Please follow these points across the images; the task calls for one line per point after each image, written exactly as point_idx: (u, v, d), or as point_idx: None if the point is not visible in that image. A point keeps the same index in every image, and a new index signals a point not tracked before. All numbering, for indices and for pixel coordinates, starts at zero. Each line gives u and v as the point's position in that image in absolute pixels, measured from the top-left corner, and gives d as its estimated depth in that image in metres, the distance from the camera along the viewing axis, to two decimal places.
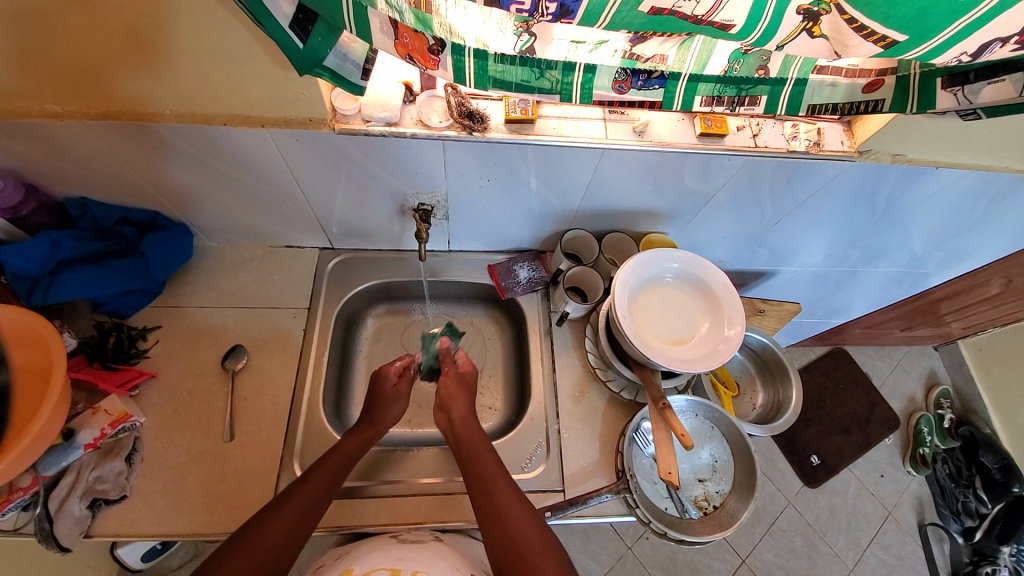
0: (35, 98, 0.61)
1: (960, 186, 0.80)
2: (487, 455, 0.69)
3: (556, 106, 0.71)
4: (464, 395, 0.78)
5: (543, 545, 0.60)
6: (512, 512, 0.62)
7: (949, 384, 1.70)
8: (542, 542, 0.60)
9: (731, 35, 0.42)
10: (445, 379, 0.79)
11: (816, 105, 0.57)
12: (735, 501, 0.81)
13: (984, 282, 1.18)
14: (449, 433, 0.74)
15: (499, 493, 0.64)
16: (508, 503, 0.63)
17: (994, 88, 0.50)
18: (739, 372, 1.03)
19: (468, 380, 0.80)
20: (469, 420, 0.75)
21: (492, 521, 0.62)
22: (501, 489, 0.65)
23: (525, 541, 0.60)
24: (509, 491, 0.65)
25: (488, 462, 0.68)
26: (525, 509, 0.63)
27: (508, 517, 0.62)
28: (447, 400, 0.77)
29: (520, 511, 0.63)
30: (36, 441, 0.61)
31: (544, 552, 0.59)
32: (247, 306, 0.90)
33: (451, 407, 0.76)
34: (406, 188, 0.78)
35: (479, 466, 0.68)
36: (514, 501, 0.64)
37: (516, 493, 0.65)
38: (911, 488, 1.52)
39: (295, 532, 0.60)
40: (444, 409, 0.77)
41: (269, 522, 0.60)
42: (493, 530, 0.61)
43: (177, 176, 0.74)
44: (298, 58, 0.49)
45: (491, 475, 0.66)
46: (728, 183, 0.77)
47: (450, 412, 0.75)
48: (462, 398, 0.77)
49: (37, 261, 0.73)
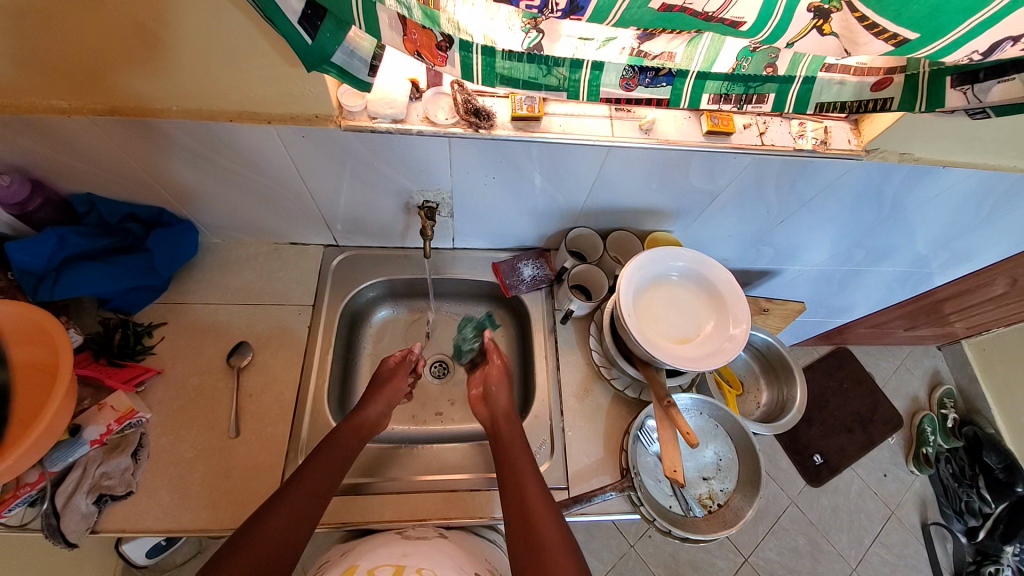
0: (42, 94, 0.61)
1: (967, 186, 0.79)
2: (520, 453, 0.70)
3: (563, 103, 0.71)
4: (504, 383, 0.81)
5: (565, 547, 0.59)
6: (537, 511, 0.63)
7: (953, 383, 1.70)
8: (563, 544, 0.60)
9: (741, 32, 0.42)
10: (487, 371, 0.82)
11: (825, 102, 0.57)
12: (739, 499, 0.81)
13: (989, 282, 1.18)
14: (489, 424, 0.77)
15: (530, 493, 0.64)
16: (536, 502, 0.64)
17: (1005, 87, 0.49)
18: (743, 371, 1.03)
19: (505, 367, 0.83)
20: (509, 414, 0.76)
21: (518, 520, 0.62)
22: (528, 486, 0.66)
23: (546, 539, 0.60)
24: (539, 491, 0.65)
25: (520, 457, 0.69)
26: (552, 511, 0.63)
27: (534, 515, 0.62)
28: (491, 393, 0.80)
29: (547, 510, 0.63)
30: (43, 436, 0.62)
31: (563, 555, 0.58)
32: (252, 302, 0.90)
33: (493, 400, 0.78)
34: (411, 185, 0.78)
35: (512, 461, 0.69)
36: (539, 498, 0.64)
37: (542, 490, 0.66)
38: (914, 488, 1.52)
39: (295, 529, 0.60)
40: (486, 402, 0.79)
41: (270, 515, 0.60)
42: (517, 527, 0.62)
43: (182, 172, 0.74)
44: (305, 55, 0.50)
45: (522, 474, 0.67)
46: (734, 181, 0.77)
47: (492, 406, 0.78)
48: (506, 391, 0.80)
49: (43, 256, 0.73)
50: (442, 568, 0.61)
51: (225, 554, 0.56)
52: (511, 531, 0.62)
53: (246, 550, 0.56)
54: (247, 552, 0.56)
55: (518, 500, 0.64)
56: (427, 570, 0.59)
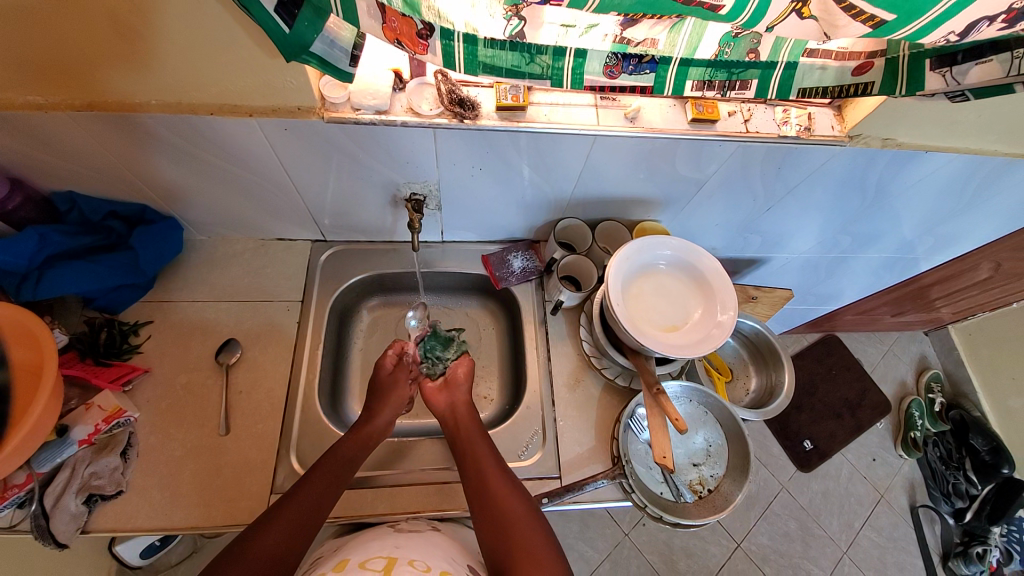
0: (16, 89, 0.60)
1: (950, 170, 0.80)
2: (479, 442, 0.70)
3: (548, 92, 0.70)
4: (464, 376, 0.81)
5: (530, 527, 0.60)
6: (502, 495, 0.63)
7: (940, 368, 1.72)
8: (528, 524, 0.60)
9: (720, 17, 0.41)
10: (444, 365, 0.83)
11: (807, 88, 0.57)
12: (729, 484, 0.82)
13: (973, 267, 1.19)
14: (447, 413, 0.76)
15: (490, 479, 0.64)
16: (498, 487, 0.64)
17: (983, 68, 0.50)
18: (732, 358, 1.04)
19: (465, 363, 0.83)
20: (463, 406, 0.76)
21: (484, 505, 0.62)
22: (491, 470, 0.66)
23: (512, 521, 0.60)
24: (501, 476, 0.65)
25: (480, 444, 0.70)
26: (516, 494, 0.63)
27: (498, 500, 0.62)
28: (452, 381, 0.80)
29: (510, 494, 0.63)
30: (29, 437, 0.61)
31: (528, 527, 0.59)
32: (239, 299, 0.90)
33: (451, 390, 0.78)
34: (397, 178, 0.78)
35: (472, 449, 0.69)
36: (502, 481, 0.64)
37: (505, 474, 0.66)
38: (902, 471, 1.55)
39: (294, 536, 0.59)
40: (444, 392, 0.78)
41: (268, 526, 0.58)
42: (482, 512, 0.62)
43: (165, 168, 0.73)
44: (284, 44, 0.49)
45: (482, 461, 0.67)
46: (721, 169, 0.77)
47: (450, 395, 0.78)
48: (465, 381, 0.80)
49: (26, 256, 0.71)
50: (435, 559, 0.61)
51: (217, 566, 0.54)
52: (478, 517, 0.62)
53: (245, 559, 0.55)
54: (246, 560, 0.55)
55: (481, 486, 0.64)
56: (419, 562, 0.59)
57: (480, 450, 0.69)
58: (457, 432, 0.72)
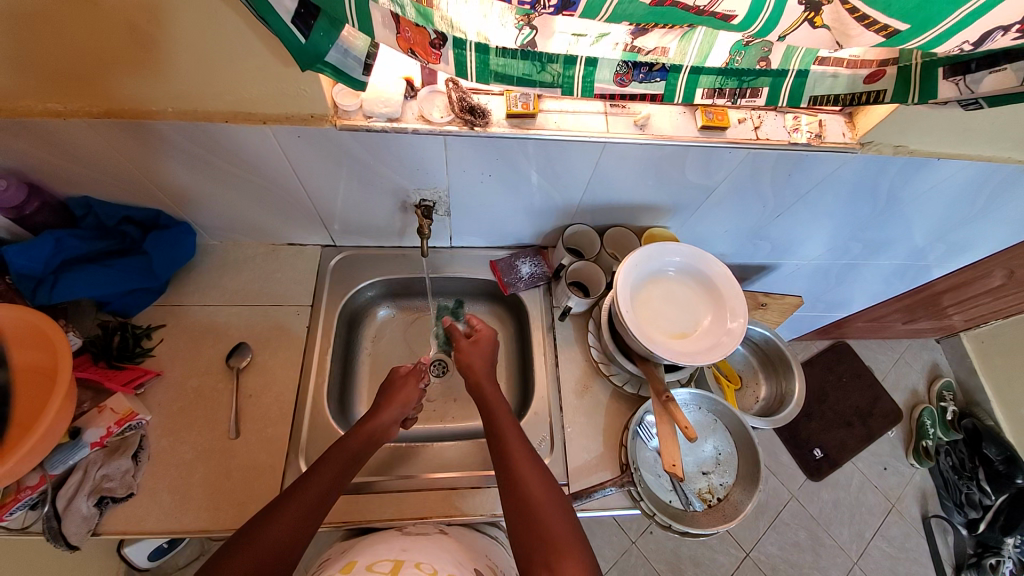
0: (37, 97, 0.62)
1: (962, 178, 0.79)
2: (510, 432, 0.68)
3: (557, 100, 0.71)
4: (484, 360, 0.79)
5: (560, 517, 0.59)
6: (530, 486, 0.62)
7: (952, 376, 1.70)
8: (552, 510, 0.60)
9: (732, 27, 0.42)
10: (461, 349, 0.80)
11: (818, 96, 0.57)
12: (739, 493, 0.81)
13: (986, 274, 1.18)
14: (478, 397, 0.75)
15: (523, 474, 0.63)
16: (525, 470, 0.63)
17: (997, 77, 0.49)
18: (741, 366, 1.03)
19: (486, 349, 0.80)
20: (487, 384, 0.76)
21: (511, 489, 0.62)
22: (523, 464, 0.64)
23: (538, 508, 0.60)
24: (534, 471, 0.64)
25: (512, 438, 0.68)
26: (542, 478, 0.63)
27: (522, 484, 0.62)
28: (465, 365, 0.78)
29: (534, 476, 0.63)
30: (42, 439, 0.62)
31: (563, 524, 0.59)
32: (249, 303, 0.90)
33: (469, 370, 0.78)
34: (408, 185, 0.78)
35: (503, 442, 0.67)
36: (535, 475, 0.63)
37: (538, 469, 0.64)
38: (914, 480, 1.52)
39: (296, 533, 0.58)
40: (463, 373, 0.78)
41: (268, 524, 0.58)
42: (509, 496, 0.62)
43: (176, 173, 0.74)
44: (301, 55, 0.50)
45: (509, 445, 0.67)
46: (731, 176, 0.77)
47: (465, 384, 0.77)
48: (480, 361, 0.79)
49: (41, 260, 0.73)
50: (441, 563, 0.61)
51: (222, 559, 0.55)
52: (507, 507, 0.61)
53: (248, 553, 0.55)
54: (249, 555, 0.55)
55: (505, 469, 0.64)
56: (426, 565, 0.59)
57: (509, 434, 0.68)
58: (487, 412, 0.72)
